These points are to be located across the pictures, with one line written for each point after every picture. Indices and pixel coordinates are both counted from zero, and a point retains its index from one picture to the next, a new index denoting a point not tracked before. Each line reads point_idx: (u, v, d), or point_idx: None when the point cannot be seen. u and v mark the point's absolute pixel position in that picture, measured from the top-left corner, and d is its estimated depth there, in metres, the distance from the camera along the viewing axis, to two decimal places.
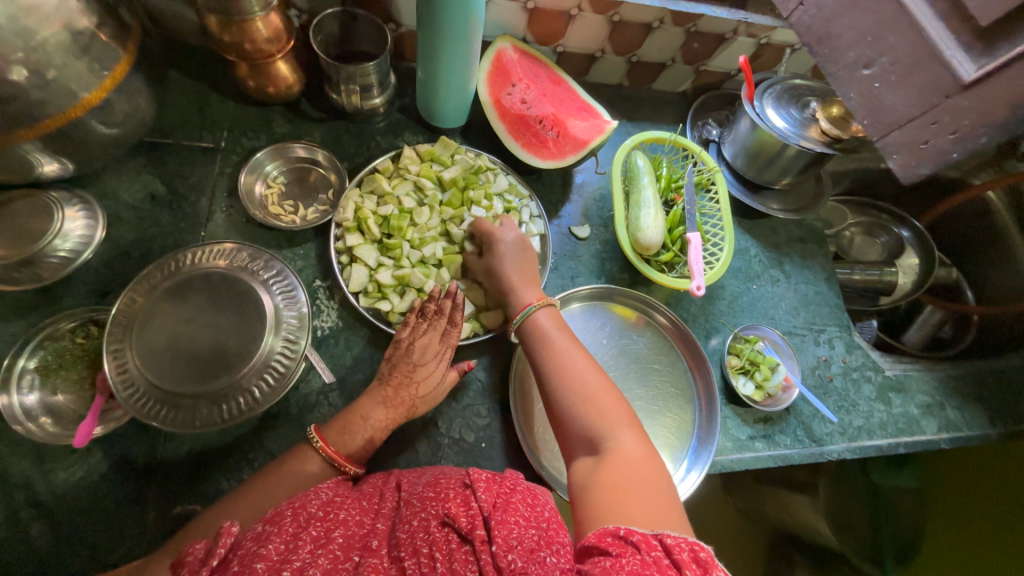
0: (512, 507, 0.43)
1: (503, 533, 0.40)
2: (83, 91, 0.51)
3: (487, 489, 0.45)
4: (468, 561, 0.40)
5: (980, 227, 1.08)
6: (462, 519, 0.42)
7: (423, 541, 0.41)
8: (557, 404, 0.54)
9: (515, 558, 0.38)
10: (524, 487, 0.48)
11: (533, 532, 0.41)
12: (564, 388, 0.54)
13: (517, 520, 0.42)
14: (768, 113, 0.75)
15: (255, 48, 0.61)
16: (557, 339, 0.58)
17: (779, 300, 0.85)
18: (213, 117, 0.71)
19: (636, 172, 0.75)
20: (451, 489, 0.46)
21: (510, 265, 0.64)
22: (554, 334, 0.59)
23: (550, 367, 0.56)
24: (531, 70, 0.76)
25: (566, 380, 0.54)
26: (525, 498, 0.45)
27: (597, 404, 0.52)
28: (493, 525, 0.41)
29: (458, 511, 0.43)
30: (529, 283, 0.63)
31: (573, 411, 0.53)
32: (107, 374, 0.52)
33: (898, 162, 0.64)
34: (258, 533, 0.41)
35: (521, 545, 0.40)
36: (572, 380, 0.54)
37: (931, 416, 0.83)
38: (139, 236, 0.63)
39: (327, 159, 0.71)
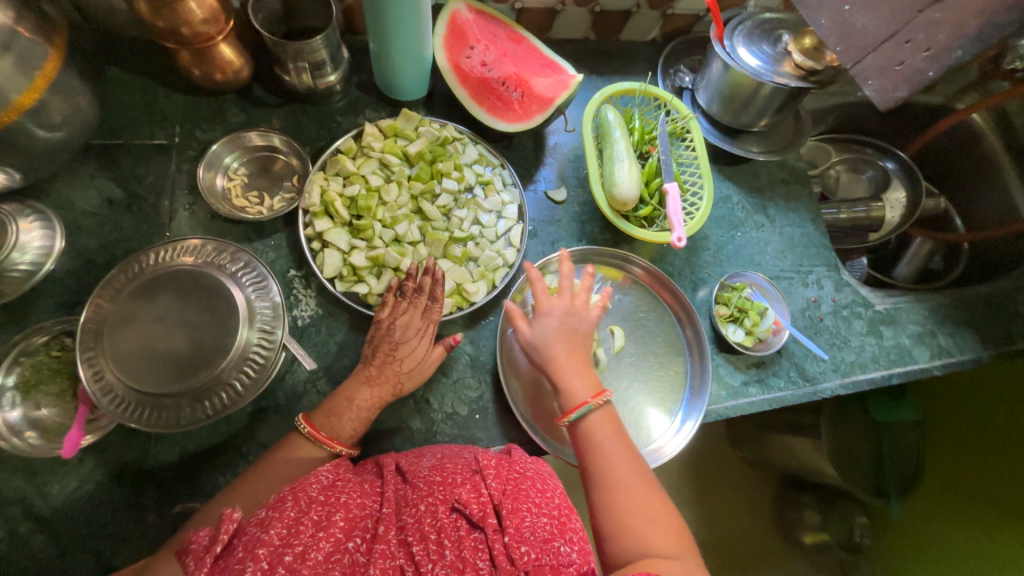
0: (522, 494, 0.43)
1: (515, 523, 0.40)
2: (13, 93, 0.48)
3: (497, 476, 0.45)
4: (478, 549, 0.40)
5: (966, 152, 1.06)
6: (473, 506, 0.42)
7: (431, 527, 0.41)
8: (604, 510, 0.48)
9: (529, 550, 0.39)
10: (534, 470, 0.47)
11: (545, 521, 0.41)
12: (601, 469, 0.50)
13: (529, 507, 0.42)
14: (739, 51, 0.72)
15: (193, 32, 0.58)
16: (611, 440, 0.52)
17: (765, 246, 0.84)
18: (163, 112, 0.68)
19: (608, 127, 0.73)
20: (460, 475, 0.45)
21: (563, 348, 0.57)
22: (610, 436, 0.52)
23: (603, 472, 0.50)
24: (489, 29, 0.73)
25: (620, 491, 0.48)
26: (535, 483, 0.45)
27: (651, 520, 0.46)
28: (504, 514, 0.41)
29: (468, 498, 0.42)
30: (585, 372, 0.56)
31: (620, 520, 0.47)
32: (84, 382, 0.51)
33: (874, 89, 0.60)
34: (262, 518, 0.41)
35: (534, 535, 0.40)
36: (624, 489, 0.48)
37: (923, 345, 0.83)
38: (102, 243, 0.62)
39: (286, 144, 0.68)
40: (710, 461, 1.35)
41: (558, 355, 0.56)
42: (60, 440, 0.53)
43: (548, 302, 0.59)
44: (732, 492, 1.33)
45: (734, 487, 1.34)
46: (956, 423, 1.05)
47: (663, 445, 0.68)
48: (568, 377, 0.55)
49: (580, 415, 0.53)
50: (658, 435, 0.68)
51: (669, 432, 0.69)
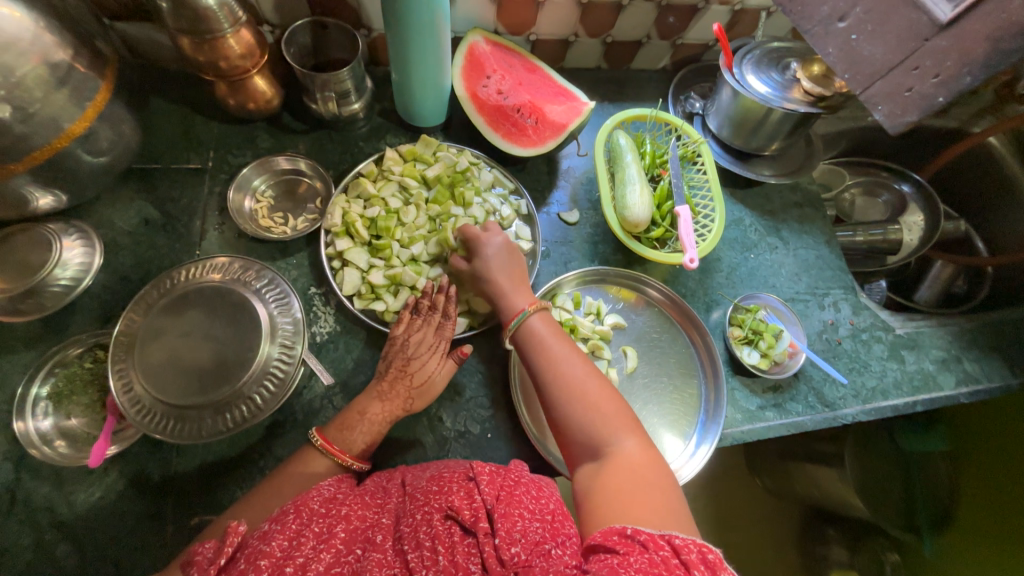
0: (516, 499, 0.43)
1: (506, 525, 0.40)
2: (67, 122, 0.53)
3: (490, 482, 0.44)
4: (470, 553, 0.40)
5: (984, 175, 1.05)
6: (466, 512, 0.42)
7: (425, 535, 0.41)
8: (556, 413, 0.52)
9: (519, 551, 0.38)
10: (528, 479, 0.47)
11: (537, 525, 0.41)
12: (560, 388, 0.52)
13: (521, 512, 0.41)
14: (748, 79, 0.74)
15: (230, 65, 0.63)
16: (565, 357, 0.54)
17: (779, 268, 0.84)
18: (199, 138, 0.72)
19: (619, 151, 0.75)
20: (455, 483, 0.45)
21: (500, 266, 0.62)
22: (552, 343, 0.56)
23: (548, 376, 0.53)
24: (505, 60, 0.77)
25: (568, 395, 0.51)
26: (530, 490, 0.45)
27: (598, 412, 0.50)
28: (496, 518, 0.40)
29: (461, 504, 0.43)
30: (522, 287, 0.61)
31: (573, 419, 0.50)
32: (114, 393, 0.53)
33: (884, 113, 0.62)
34: (265, 531, 0.42)
35: (525, 538, 0.39)
36: (572, 387, 0.52)
37: (947, 370, 0.81)
38: (136, 261, 0.65)
39: (311, 168, 0.72)
40: (728, 489, 1.31)
41: (495, 281, 0.61)
42: (88, 449, 0.55)
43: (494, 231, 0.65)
44: (752, 523, 1.29)
45: (754, 517, 1.30)
46: (988, 455, 1.01)
47: (679, 468, 0.66)
48: (505, 296, 0.60)
49: (520, 327, 0.58)
50: (672, 458, 0.67)
51: (684, 455, 0.68)
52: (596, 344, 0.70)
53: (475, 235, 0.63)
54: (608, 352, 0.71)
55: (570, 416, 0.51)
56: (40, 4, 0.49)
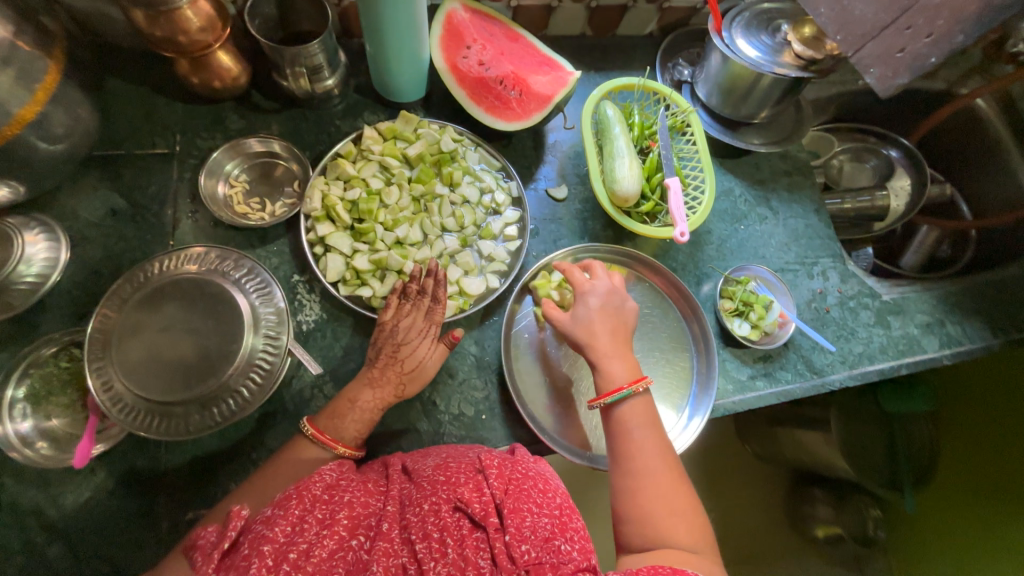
0: (525, 494, 0.43)
1: (517, 522, 0.40)
2: (15, 107, 0.49)
3: (498, 476, 0.44)
4: (479, 548, 0.39)
5: (971, 138, 1.05)
6: (476, 505, 0.41)
7: (433, 526, 0.41)
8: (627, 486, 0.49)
9: (530, 548, 0.38)
10: (535, 470, 0.47)
11: (546, 520, 0.41)
12: (645, 475, 0.49)
13: (530, 508, 0.42)
14: (738, 43, 0.71)
15: (190, 40, 0.59)
16: (656, 446, 0.50)
17: (768, 238, 0.83)
18: (163, 121, 0.68)
19: (607, 123, 0.72)
20: (463, 474, 0.45)
21: (603, 331, 0.56)
22: (645, 423, 0.52)
23: (633, 453, 0.50)
24: (485, 28, 0.73)
25: (651, 481, 0.48)
26: (538, 484, 0.45)
27: (676, 511, 0.47)
28: (506, 512, 0.41)
29: (471, 497, 0.42)
30: (627, 355, 0.56)
31: (648, 509, 0.47)
32: (94, 393, 0.52)
33: (875, 77, 0.60)
34: (268, 516, 0.41)
35: (535, 534, 0.39)
36: (656, 478, 0.48)
37: (931, 334, 0.83)
38: (107, 254, 0.62)
39: (286, 149, 0.68)
40: (718, 456, 1.34)
41: (596, 341, 0.56)
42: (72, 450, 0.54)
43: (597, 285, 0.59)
44: (742, 487, 1.33)
45: (744, 481, 1.34)
46: (967, 413, 1.05)
47: (671, 439, 0.67)
48: (607, 358, 0.55)
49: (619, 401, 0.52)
50: (665, 431, 0.68)
51: (677, 428, 0.68)
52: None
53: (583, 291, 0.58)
54: None
55: (649, 505, 0.47)
56: None
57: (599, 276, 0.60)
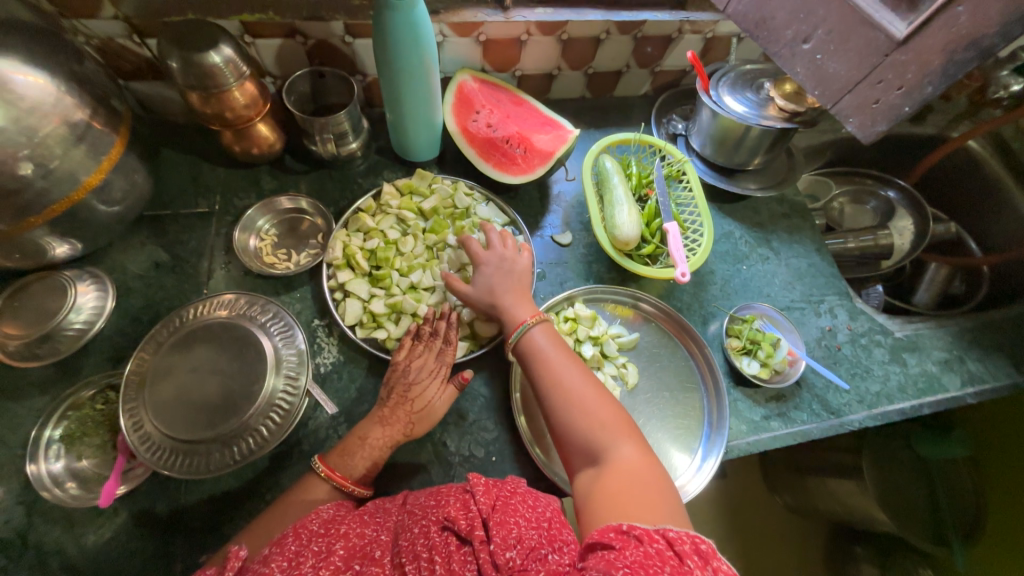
0: (511, 508, 0.44)
1: (502, 532, 0.40)
2: (83, 176, 0.57)
3: (486, 492, 0.45)
4: (466, 561, 0.40)
5: (969, 178, 1.07)
6: (462, 521, 0.42)
7: (423, 546, 0.42)
8: (556, 420, 0.54)
9: (514, 555, 0.39)
10: (523, 489, 0.48)
11: (533, 532, 0.42)
12: (558, 398, 0.54)
13: (517, 521, 0.42)
14: (725, 100, 0.78)
15: (235, 115, 0.67)
16: (566, 367, 0.56)
17: (772, 278, 0.85)
18: (206, 184, 0.76)
19: (606, 174, 0.78)
20: (452, 495, 0.46)
21: (502, 281, 0.64)
22: (551, 355, 0.57)
23: (548, 387, 0.55)
24: (493, 95, 0.81)
25: (565, 403, 0.53)
26: (525, 500, 0.46)
27: (595, 418, 0.52)
28: (491, 525, 0.41)
29: (457, 514, 0.43)
30: (523, 299, 0.63)
31: (571, 429, 0.52)
32: (124, 432, 0.55)
33: (854, 125, 0.65)
34: (265, 556, 0.42)
35: (521, 544, 0.40)
36: (569, 395, 0.54)
37: (951, 371, 0.81)
38: (146, 302, 0.67)
39: (312, 206, 0.75)
40: (745, 507, 1.28)
41: (499, 295, 0.63)
42: (98, 489, 0.56)
43: (494, 245, 0.67)
44: (773, 543, 1.25)
45: (775, 537, 1.26)
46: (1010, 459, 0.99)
47: (685, 483, 0.66)
48: (508, 306, 0.62)
49: (519, 335, 0.59)
50: (678, 473, 0.67)
51: (690, 469, 0.67)
52: (596, 360, 0.71)
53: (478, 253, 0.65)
54: (609, 369, 0.72)
55: (570, 425, 0.52)
56: (62, 71, 0.53)
57: (495, 239, 0.68)
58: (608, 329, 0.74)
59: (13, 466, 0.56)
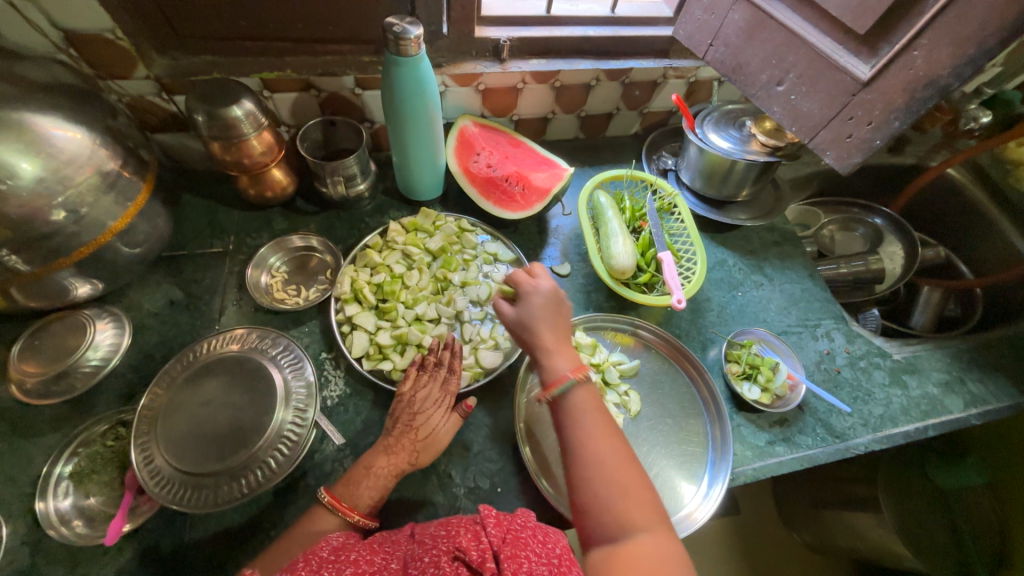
0: (522, 542, 0.44)
1: (513, 567, 0.41)
2: (111, 221, 0.61)
3: (497, 524, 0.46)
4: None
5: (952, 203, 1.12)
6: (473, 553, 0.43)
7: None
8: (580, 486, 0.49)
9: None
10: (534, 524, 0.48)
11: (544, 568, 0.42)
12: (590, 467, 0.49)
13: (528, 555, 0.43)
14: (710, 137, 0.83)
15: (252, 161, 0.72)
16: (599, 431, 0.51)
17: (767, 303, 0.87)
18: (221, 226, 0.80)
19: (601, 208, 0.82)
20: (462, 526, 0.46)
21: (545, 323, 0.57)
22: (588, 421, 0.52)
23: (580, 452, 0.50)
24: (492, 138, 0.87)
25: (597, 473, 0.49)
26: (535, 534, 0.46)
27: (625, 497, 0.47)
28: (502, 559, 0.42)
29: (469, 545, 0.43)
30: (568, 348, 0.56)
31: (596, 502, 0.48)
32: (135, 466, 0.56)
33: (833, 158, 0.69)
34: None
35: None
36: (601, 466, 0.49)
37: (953, 393, 0.81)
38: (160, 339, 0.70)
39: (322, 244, 0.79)
40: (760, 544, 1.24)
41: (539, 330, 0.56)
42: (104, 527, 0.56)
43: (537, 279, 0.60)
44: None
45: (794, 575, 1.21)
46: None
47: (692, 511, 0.65)
48: (548, 351, 0.55)
49: (558, 387, 0.53)
50: (685, 501, 0.66)
51: (697, 497, 0.67)
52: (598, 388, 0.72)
53: (523, 282, 0.59)
54: (611, 397, 0.73)
55: (596, 498, 0.48)
56: (99, 126, 0.58)
57: (542, 268, 0.61)
58: (609, 357, 0.76)
59: (20, 505, 0.56)
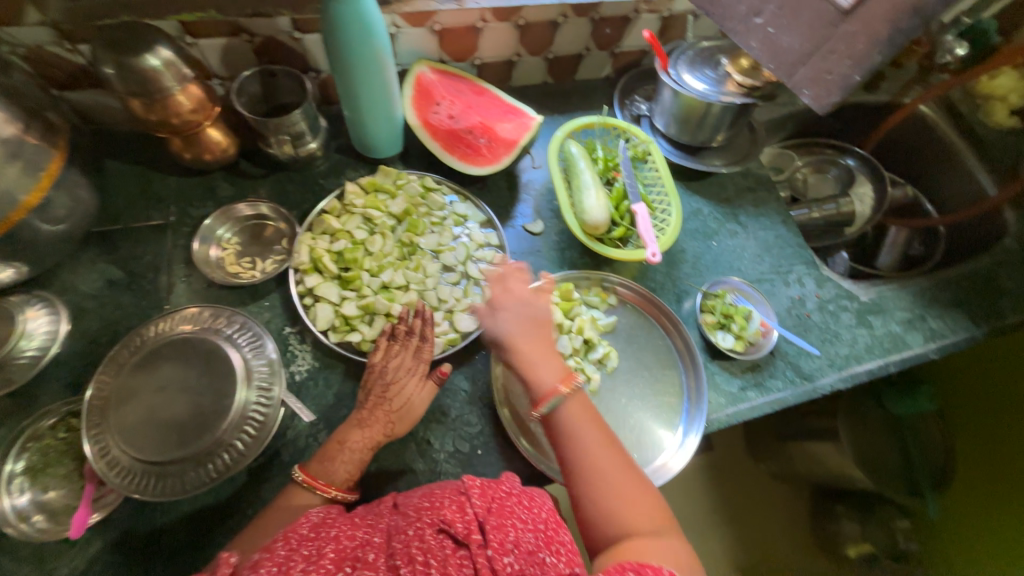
0: (508, 511, 0.44)
1: (499, 537, 0.41)
2: (22, 196, 0.54)
3: (481, 494, 0.45)
4: (462, 565, 0.40)
5: (922, 142, 1.11)
6: (459, 525, 0.42)
7: (418, 549, 0.41)
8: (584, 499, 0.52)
9: (512, 560, 0.40)
10: (519, 490, 0.48)
11: (531, 534, 0.42)
12: (592, 480, 0.52)
13: (514, 523, 0.43)
14: (686, 78, 0.79)
15: (182, 120, 0.64)
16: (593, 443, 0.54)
17: (742, 252, 0.86)
18: (158, 195, 0.73)
19: (572, 160, 0.77)
20: (446, 497, 0.46)
21: (526, 335, 0.59)
22: (578, 423, 0.55)
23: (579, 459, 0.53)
24: (452, 86, 0.80)
25: (596, 482, 0.52)
26: (522, 501, 0.46)
27: (625, 496, 0.51)
28: (489, 530, 0.41)
29: (454, 517, 0.43)
30: (552, 361, 0.58)
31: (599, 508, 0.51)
32: (91, 459, 0.53)
33: (810, 97, 0.65)
34: (253, 561, 0.41)
35: (519, 547, 0.41)
36: (601, 475, 0.52)
37: (915, 329, 0.84)
38: (104, 323, 0.64)
39: (274, 211, 0.73)
40: (732, 479, 1.30)
41: (521, 344, 0.58)
42: (66, 521, 0.54)
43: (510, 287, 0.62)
44: (761, 510, 1.28)
45: (761, 501, 1.29)
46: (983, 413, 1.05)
47: (668, 461, 0.67)
48: (535, 364, 0.58)
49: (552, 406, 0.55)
50: (662, 450, 0.68)
51: (674, 446, 0.68)
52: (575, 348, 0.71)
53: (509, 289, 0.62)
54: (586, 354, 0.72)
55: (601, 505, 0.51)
56: None
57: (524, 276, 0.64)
58: (586, 314, 0.75)
59: None
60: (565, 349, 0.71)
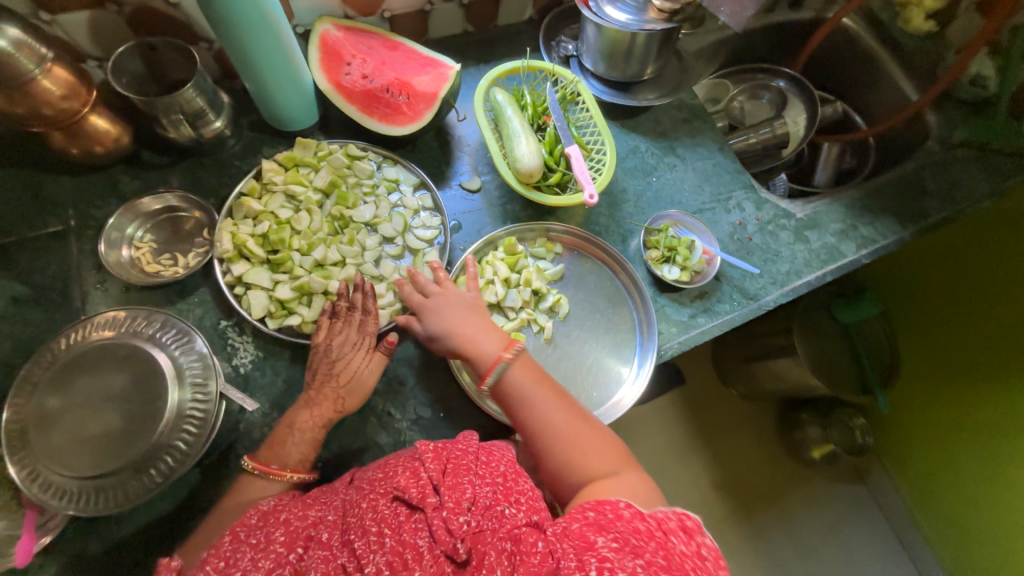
0: (463, 470, 0.46)
1: (455, 495, 0.43)
2: None
3: (435, 458, 0.47)
4: (417, 528, 0.41)
5: (848, 56, 1.13)
6: (413, 490, 0.44)
7: (371, 519, 0.42)
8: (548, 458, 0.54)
9: (468, 518, 0.41)
10: (477, 445, 0.51)
11: (488, 489, 0.45)
12: (550, 440, 0.54)
13: (470, 480, 0.45)
14: (607, 10, 0.75)
15: (55, 109, 0.58)
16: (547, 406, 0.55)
17: (681, 184, 0.87)
18: (52, 199, 0.66)
19: (500, 108, 0.75)
20: (400, 466, 0.47)
21: (457, 316, 0.60)
22: (524, 390, 0.56)
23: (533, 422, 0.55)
24: (362, 43, 0.74)
25: (555, 440, 0.53)
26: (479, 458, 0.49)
27: (585, 447, 0.53)
28: (443, 490, 0.43)
29: (407, 483, 0.44)
30: (490, 335, 0.59)
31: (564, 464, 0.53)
32: (20, 485, 0.50)
33: (728, 13, 0.78)
34: (200, 559, 0.41)
35: (475, 503, 0.43)
36: (557, 433, 0.54)
37: (848, 239, 0.88)
38: (16, 344, 0.60)
39: (186, 201, 0.68)
40: (704, 406, 1.36)
41: (453, 326, 0.59)
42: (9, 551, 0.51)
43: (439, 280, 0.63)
44: (734, 431, 1.35)
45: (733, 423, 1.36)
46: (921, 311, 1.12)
47: (623, 396, 0.69)
48: (471, 341, 0.58)
49: (496, 377, 0.56)
50: (620, 386, 0.70)
51: (631, 380, 0.70)
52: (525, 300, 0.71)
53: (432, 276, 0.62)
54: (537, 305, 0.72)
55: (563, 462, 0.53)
56: None
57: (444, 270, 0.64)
58: (533, 265, 0.74)
59: None
60: (513, 304, 0.70)
